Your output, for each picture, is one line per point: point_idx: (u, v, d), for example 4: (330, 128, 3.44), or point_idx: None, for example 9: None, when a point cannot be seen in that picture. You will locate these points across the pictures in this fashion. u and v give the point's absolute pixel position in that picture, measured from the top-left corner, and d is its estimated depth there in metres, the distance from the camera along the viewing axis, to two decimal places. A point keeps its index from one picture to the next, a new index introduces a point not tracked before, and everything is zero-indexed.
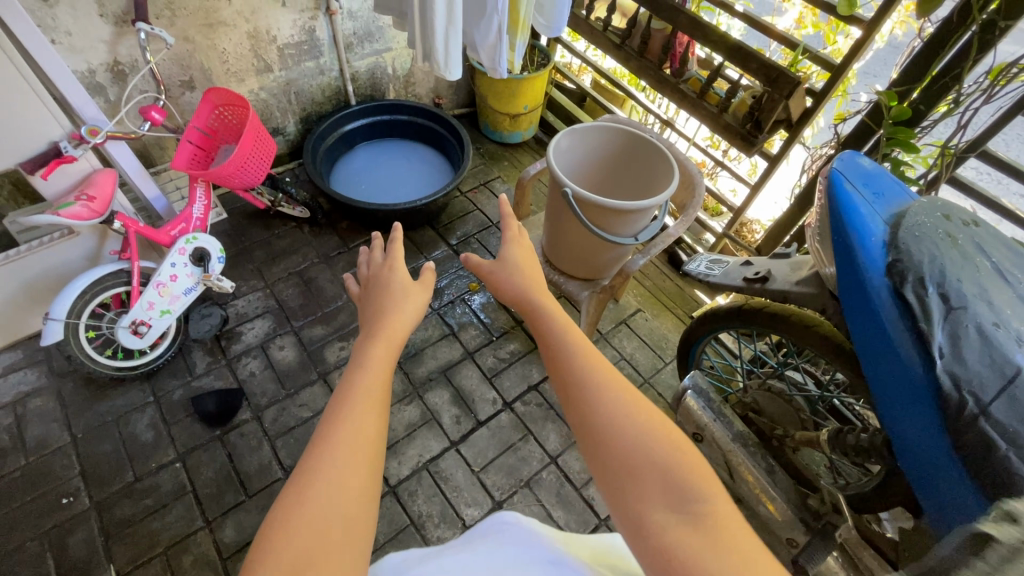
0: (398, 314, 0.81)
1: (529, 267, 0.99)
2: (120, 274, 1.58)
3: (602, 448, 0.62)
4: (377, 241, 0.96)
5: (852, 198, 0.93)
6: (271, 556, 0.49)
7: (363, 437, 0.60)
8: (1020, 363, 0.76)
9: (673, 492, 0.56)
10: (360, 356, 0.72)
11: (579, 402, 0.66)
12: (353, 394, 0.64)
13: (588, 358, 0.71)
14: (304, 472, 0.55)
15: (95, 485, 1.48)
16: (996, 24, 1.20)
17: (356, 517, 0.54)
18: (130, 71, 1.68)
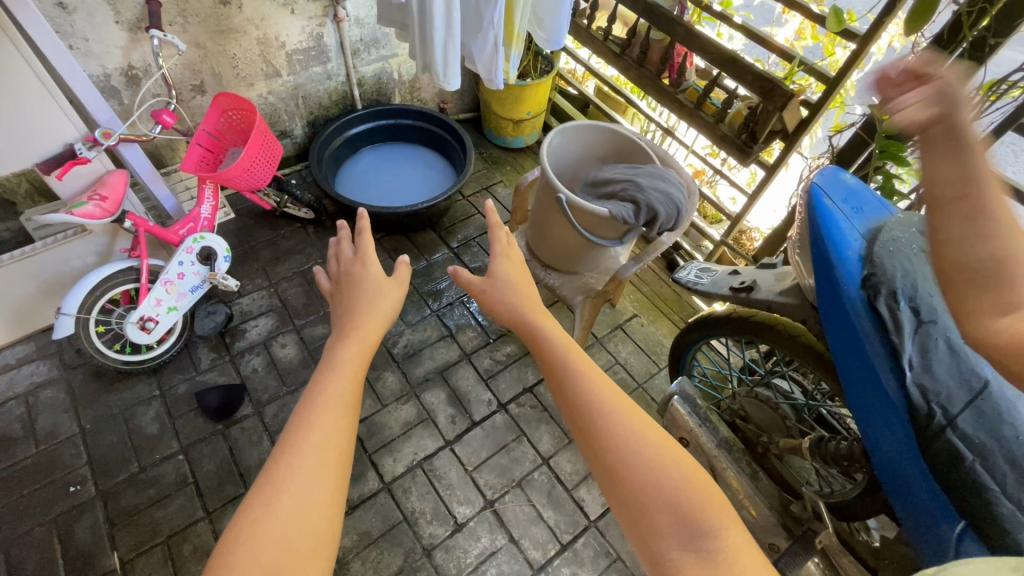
0: (372, 318, 0.85)
1: (523, 287, 1.00)
2: (130, 271, 1.64)
3: (620, 484, 0.65)
4: (343, 233, 1.00)
5: (831, 212, 0.95)
6: (239, 568, 0.54)
7: (329, 449, 0.65)
8: (986, 376, 0.80)
9: (686, 528, 0.60)
10: (329, 363, 0.76)
11: (592, 437, 0.70)
12: (320, 404, 0.69)
13: (597, 391, 0.74)
14: (272, 487, 0.60)
15: (101, 474, 1.54)
16: (986, 41, 1.22)
17: (321, 530, 0.60)
18: (143, 76, 1.74)
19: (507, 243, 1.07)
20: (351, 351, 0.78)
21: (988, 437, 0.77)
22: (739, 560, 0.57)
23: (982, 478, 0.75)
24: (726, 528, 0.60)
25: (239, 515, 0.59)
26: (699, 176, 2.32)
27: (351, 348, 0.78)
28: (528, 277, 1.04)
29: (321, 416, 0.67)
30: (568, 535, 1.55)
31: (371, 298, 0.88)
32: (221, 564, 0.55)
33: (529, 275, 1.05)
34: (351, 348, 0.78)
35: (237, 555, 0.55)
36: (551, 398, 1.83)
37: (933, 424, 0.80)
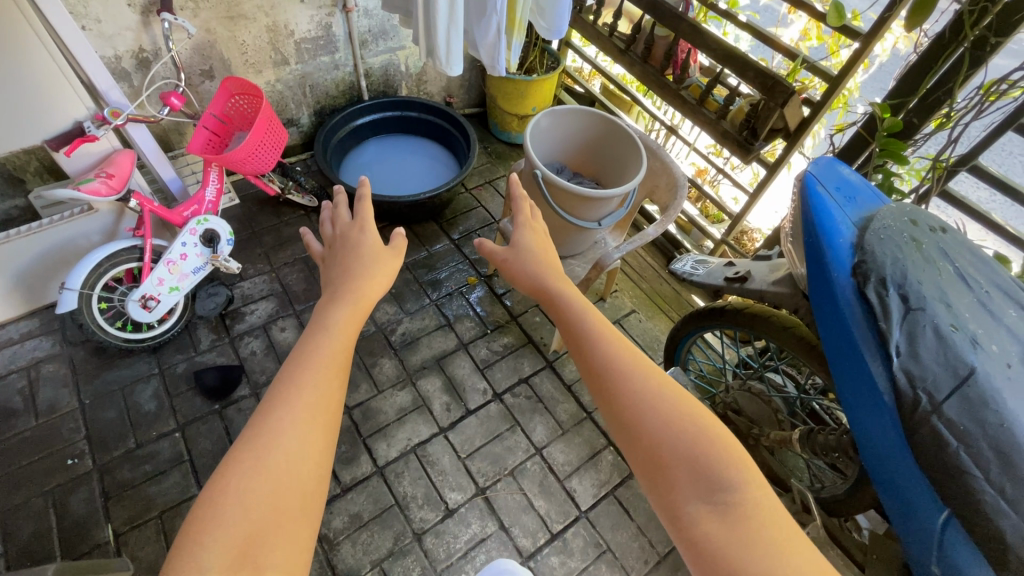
0: (370, 282, 0.86)
1: (540, 254, 1.00)
2: (134, 250, 1.67)
3: (637, 440, 0.66)
4: (341, 199, 1.03)
5: (824, 200, 0.96)
6: (225, 519, 0.54)
7: (323, 404, 0.66)
8: (973, 364, 0.78)
9: (704, 482, 0.61)
10: (322, 322, 0.76)
11: (610, 394, 0.70)
12: (315, 358, 0.70)
13: (616, 350, 0.74)
14: (262, 438, 0.60)
15: (99, 448, 1.56)
16: (987, 40, 1.22)
17: (311, 488, 0.60)
18: (153, 59, 1.77)
19: (526, 207, 1.07)
20: (344, 312, 0.78)
21: (973, 423, 0.77)
22: (757, 515, 0.59)
23: (963, 463, 0.76)
24: (741, 480, 0.61)
25: (224, 468, 0.58)
26: (702, 175, 2.34)
27: (344, 311, 0.79)
28: (545, 244, 1.05)
29: (312, 374, 0.68)
30: (559, 524, 1.56)
31: (367, 264, 0.89)
32: (207, 518, 0.54)
33: (546, 241, 1.07)
34: (343, 310, 0.79)
35: (222, 505, 0.55)
36: (546, 389, 1.83)
37: (919, 410, 0.80)
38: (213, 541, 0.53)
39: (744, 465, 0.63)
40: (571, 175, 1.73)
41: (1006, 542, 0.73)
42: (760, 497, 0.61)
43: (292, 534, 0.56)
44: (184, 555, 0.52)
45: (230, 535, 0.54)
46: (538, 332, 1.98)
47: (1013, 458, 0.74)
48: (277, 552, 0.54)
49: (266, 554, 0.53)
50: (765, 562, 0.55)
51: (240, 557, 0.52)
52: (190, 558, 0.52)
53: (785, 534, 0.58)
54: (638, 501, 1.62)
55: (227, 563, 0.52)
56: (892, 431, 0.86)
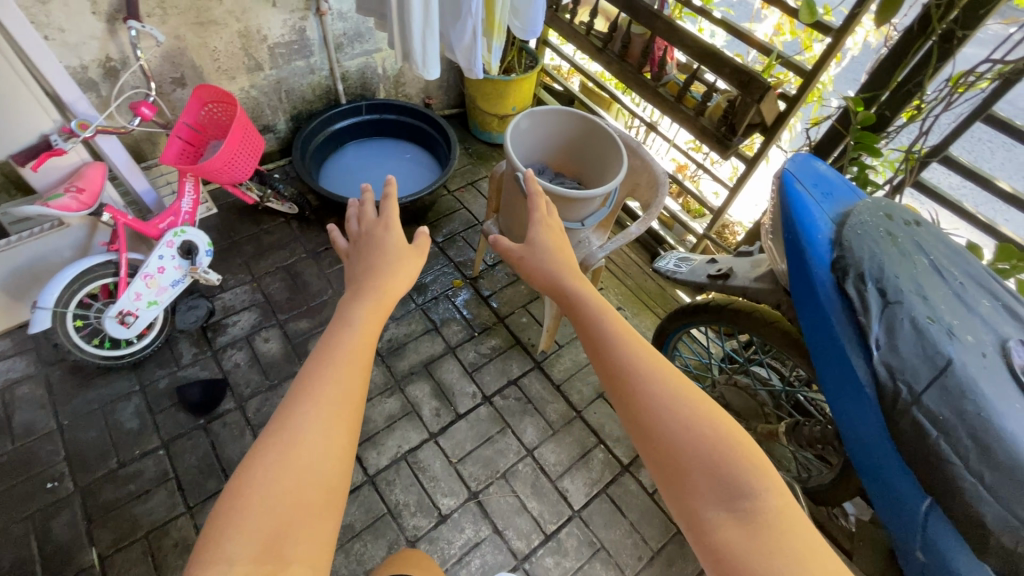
0: (390, 280, 0.85)
1: (558, 252, 1.00)
2: (109, 265, 1.63)
3: (654, 442, 0.67)
4: (368, 196, 1.01)
5: (802, 197, 0.97)
6: (252, 515, 0.55)
7: (347, 401, 0.66)
8: (949, 354, 0.80)
9: (722, 488, 0.62)
10: (346, 318, 0.76)
11: (627, 396, 0.70)
12: (339, 354, 0.70)
13: (632, 350, 0.74)
14: (287, 434, 0.60)
15: (79, 470, 1.52)
16: (954, 33, 1.24)
17: (335, 485, 0.60)
18: (121, 68, 1.72)
19: (543, 204, 1.08)
20: (367, 310, 0.78)
21: (952, 413, 0.78)
22: (777, 521, 0.60)
23: (943, 452, 0.78)
24: (762, 487, 0.62)
25: (250, 459, 0.59)
26: (682, 171, 2.36)
27: (368, 307, 0.78)
28: (561, 241, 1.05)
29: (336, 371, 0.67)
30: (552, 525, 1.56)
31: (390, 261, 0.89)
32: (234, 509, 0.55)
33: (562, 236, 1.07)
34: (366, 306, 0.79)
35: (249, 501, 0.56)
36: (536, 390, 1.83)
37: (899, 401, 0.81)
38: (239, 533, 0.53)
39: (763, 470, 0.64)
40: (553, 175, 1.73)
41: (987, 526, 0.76)
42: (779, 504, 0.61)
43: (316, 529, 0.56)
44: (210, 545, 0.53)
45: (256, 526, 0.54)
46: (525, 333, 1.98)
47: (990, 446, 0.76)
48: (302, 546, 0.55)
49: (292, 549, 0.54)
50: (783, 567, 0.56)
51: (265, 555, 0.53)
52: (216, 549, 0.52)
53: (805, 540, 0.59)
54: (630, 498, 1.63)
55: (253, 555, 0.52)
56: (874, 423, 0.87)
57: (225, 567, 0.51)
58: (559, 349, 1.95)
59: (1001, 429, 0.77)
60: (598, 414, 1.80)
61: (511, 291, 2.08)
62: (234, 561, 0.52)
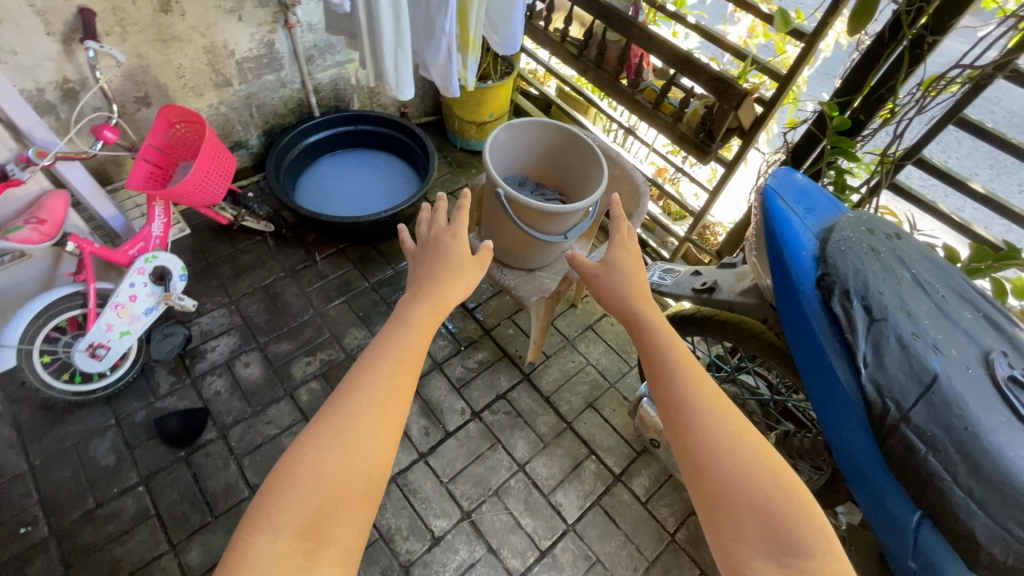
0: (449, 288, 0.89)
1: (633, 273, 0.98)
2: (76, 296, 1.56)
3: (711, 489, 0.68)
4: (441, 204, 1.03)
5: (785, 214, 0.97)
6: (302, 489, 0.62)
7: (395, 401, 0.72)
8: (935, 370, 0.81)
9: (774, 541, 0.64)
10: (403, 319, 0.82)
11: (690, 443, 0.72)
12: (393, 356, 0.76)
13: (701, 396, 0.75)
14: (338, 423, 0.67)
15: (54, 512, 1.46)
16: (924, 39, 1.26)
17: (375, 478, 0.66)
18: (80, 89, 1.65)
19: (624, 227, 1.03)
20: (422, 314, 0.83)
21: (940, 429, 0.79)
22: None
23: (934, 468, 0.78)
24: (813, 545, 0.63)
25: (305, 440, 0.66)
26: (662, 174, 2.36)
27: (422, 313, 0.83)
28: (637, 261, 1.01)
29: (388, 371, 0.73)
30: (547, 540, 1.55)
31: (452, 274, 0.91)
32: (286, 484, 0.62)
33: (641, 261, 1.02)
34: (420, 314, 0.83)
35: (299, 476, 0.63)
36: (525, 403, 1.82)
37: (888, 418, 0.81)
38: (287, 507, 0.61)
39: (814, 526, 0.65)
40: (533, 187, 1.71)
41: (977, 540, 0.76)
42: (826, 562, 0.63)
43: (356, 516, 0.63)
44: (267, 512, 0.60)
45: (303, 504, 0.61)
46: (513, 345, 1.96)
47: (979, 461, 0.77)
48: (342, 531, 0.61)
49: (334, 530, 0.60)
50: None
51: (309, 531, 0.60)
52: (270, 515, 0.60)
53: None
54: (623, 509, 1.63)
55: (296, 530, 0.59)
56: (864, 438, 0.88)
57: (273, 536, 0.59)
58: (546, 359, 1.93)
59: (988, 443, 0.77)
60: (588, 424, 1.79)
61: (496, 302, 2.06)
62: (280, 533, 0.59)
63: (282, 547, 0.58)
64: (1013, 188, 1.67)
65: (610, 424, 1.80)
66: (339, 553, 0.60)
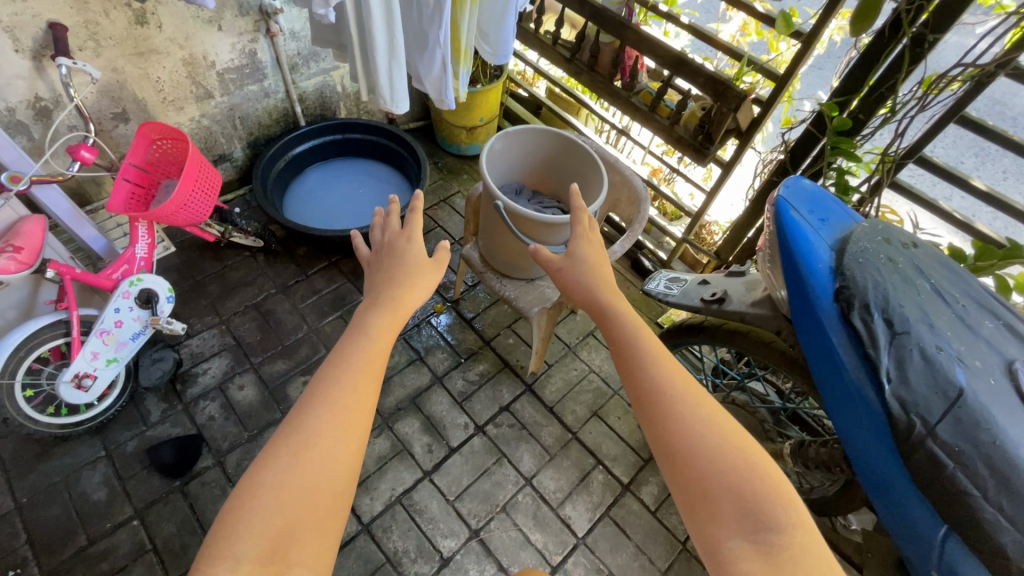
0: (407, 291, 0.85)
1: (597, 261, 0.94)
2: (59, 325, 1.49)
3: (681, 469, 0.64)
4: (394, 207, 1.00)
5: (799, 224, 0.97)
6: (261, 512, 0.58)
7: (359, 409, 0.68)
8: (961, 384, 0.80)
9: (748, 519, 0.59)
10: (362, 325, 0.78)
11: (657, 421, 0.67)
12: (356, 362, 0.72)
13: (667, 374, 0.70)
14: (299, 437, 0.63)
15: (45, 552, 1.40)
16: (924, 37, 1.24)
17: (341, 491, 0.63)
18: (54, 107, 1.58)
19: (584, 218, 1.01)
20: (383, 318, 0.79)
21: (968, 444, 0.77)
22: (803, 558, 0.57)
23: (962, 484, 0.77)
24: (792, 524, 0.59)
25: (263, 460, 0.62)
26: (656, 174, 2.33)
27: (384, 318, 0.79)
28: (601, 253, 0.98)
29: (349, 378, 0.70)
30: (558, 555, 1.52)
31: (409, 271, 0.88)
32: (244, 509, 0.58)
33: (604, 252, 0.99)
34: (383, 316, 0.80)
35: (260, 499, 0.59)
36: (529, 415, 1.79)
37: (914, 434, 0.80)
38: (248, 533, 0.57)
39: (790, 501, 0.61)
40: (531, 194, 1.68)
41: (1009, 556, 0.75)
42: (804, 540, 0.59)
43: (319, 533, 0.59)
44: (224, 538, 0.56)
45: (265, 527, 0.57)
46: (513, 355, 1.93)
47: (1009, 476, 0.75)
48: (305, 550, 0.57)
49: (297, 552, 0.57)
50: None
51: (271, 555, 0.56)
52: (228, 542, 0.56)
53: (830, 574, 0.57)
54: (633, 519, 1.61)
55: (258, 555, 0.55)
56: (888, 455, 0.86)
57: (233, 564, 0.55)
58: (548, 368, 1.90)
59: (1016, 457, 0.76)
60: (594, 434, 1.76)
61: (495, 312, 2.03)
62: (240, 559, 0.55)
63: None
64: (998, 176, 1.72)
65: (615, 432, 1.77)
66: (303, 573, 0.56)
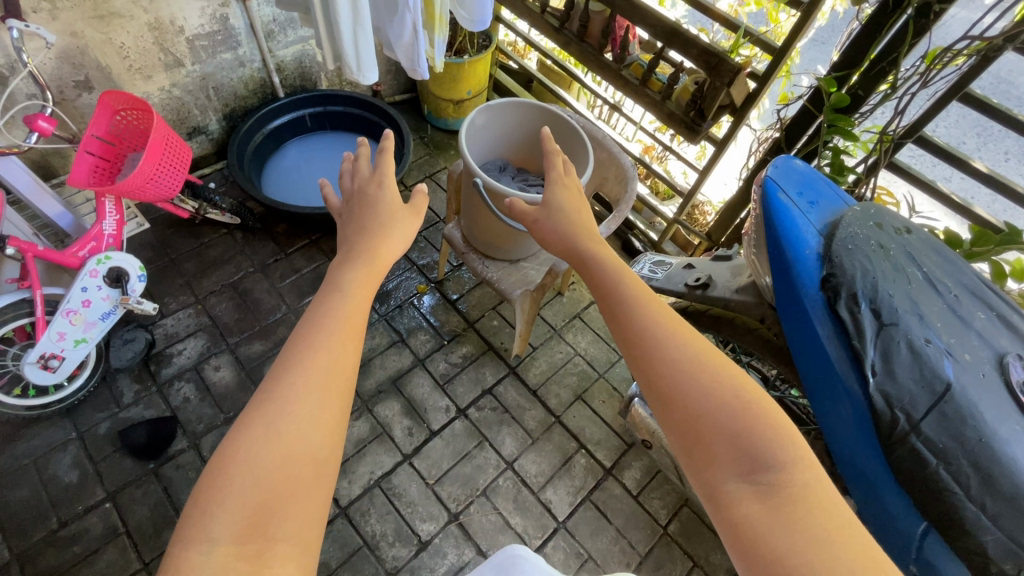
0: (383, 244, 0.81)
1: (579, 213, 0.92)
2: (22, 304, 1.43)
3: (675, 411, 0.64)
4: (363, 150, 0.93)
5: (788, 207, 0.92)
6: (236, 491, 0.54)
7: (339, 369, 0.64)
8: (948, 379, 0.76)
9: (745, 459, 0.60)
10: (336, 286, 0.73)
11: (647, 364, 0.67)
12: (330, 323, 0.67)
13: (656, 320, 0.70)
14: (274, 407, 0.59)
15: (14, 535, 1.38)
16: (931, 7, 1.16)
17: (324, 457, 0.59)
18: (9, 74, 1.49)
19: (558, 161, 0.97)
20: (358, 276, 0.75)
21: (952, 441, 0.74)
22: (804, 496, 0.57)
23: (945, 482, 0.74)
24: (789, 459, 0.59)
25: (233, 436, 0.57)
26: (649, 152, 2.25)
27: (359, 276, 0.75)
28: (581, 201, 0.96)
29: (324, 340, 0.65)
30: (537, 539, 1.51)
31: (384, 224, 0.84)
32: (218, 487, 0.54)
33: (583, 199, 0.97)
34: (356, 274, 0.75)
35: (232, 477, 0.54)
36: (512, 398, 1.76)
37: (897, 430, 0.77)
38: (222, 513, 0.52)
39: (787, 437, 0.61)
40: (514, 171, 1.61)
41: (987, 555, 0.72)
42: (808, 477, 0.59)
43: (304, 504, 0.55)
44: (198, 519, 0.52)
45: (243, 506, 0.53)
46: (497, 337, 1.89)
47: (993, 473, 0.73)
48: (290, 524, 0.53)
49: (280, 524, 0.53)
50: (813, 549, 0.53)
51: (252, 530, 0.52)
52: (200, 525, 0.52)
53: (838, 514, 0.57)
54: (614, 504, 1.59)
55: (236, 534, 0.51)
56: (870, 452, 0.82)
57: (208, 546, 0.50)
58: (533, 351, 1.87)
59: (1002, 454, 0.73)
60: (577, 417, 1.74)
61: (479, 293, 1.98)
62: (217, 541, 0.51)
63: (221, 557, 0.50)
64: (999, 157, 1.66)
65: (599, 416, 1.75)
66: (290, 548, 0.52)
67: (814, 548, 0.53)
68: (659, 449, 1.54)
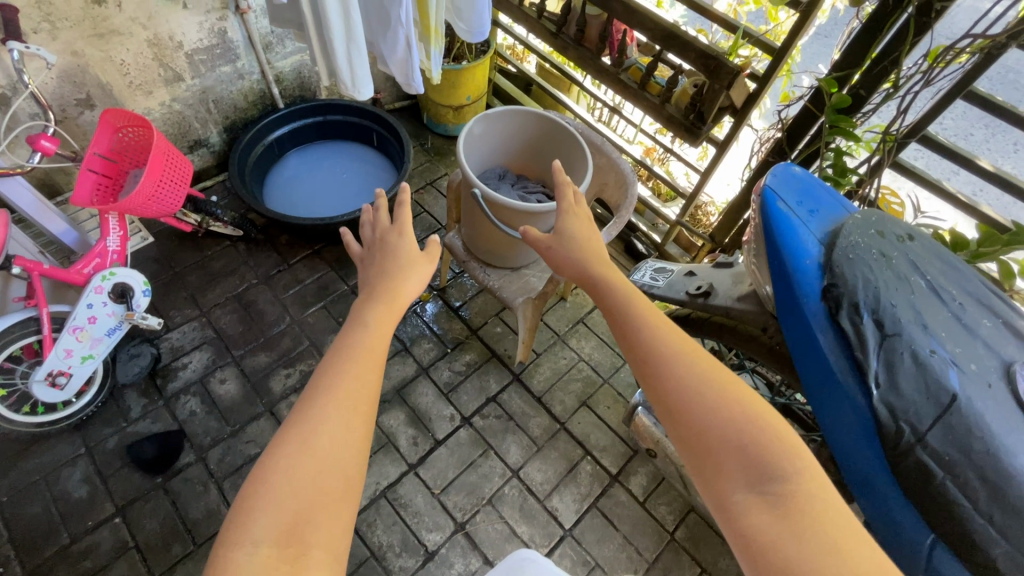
0: (401, 283, 0.81)
1: (589, 237, 0.92)
2: (30, 322, 1.45)
3: (683, 426, 0.63)
4: (382, 201, 0.93)
5: (787, 217, 0.91)
6: (274, 501, 0.54)
7: (365, 389, 0.64)
8: (953, 390, 0.75)
9: (753, 471, 0.59)
10: (360, 318, 0.73)
11: (654, 380, 0.67)
12: (354, 350, 0.68)
13: (663, 337, 0.70)
14: (306, 424, 0.60)
15: (26, 550, 1.40)
16: (931, 6, 1.14)
17: (354, 472, 0.59)
18: (11, 94, 1.51)
19: (568, 190, 0.96)
20: (379, 311, 0.75)
21: (959, 453, 0.73)
22: (808, 505, 0.56)
23: (952, 495, 0.73)
24: (795, 470, 0.59)
25: (273, 447, 0.58)
26: (650, 155, 2.23)
27: (380, 307, 0.76)
28: (592, 227, 0.95)
29: (349, 364, 0.66)
30: (543, 548, 1.51)
31: (402, 266, 0.84)
32: (254, 498, 0.55)
33: (593, 224, 0.96)
34: (377, 307, 0.76)
35: (269, 484, 0.55)
36: (516, 405, 1.75)
37: (902, 442, 0.75)
38: (264, 516, 0.53)
39: (794, 449, 0.60)
40: (514, 177, 1.61)
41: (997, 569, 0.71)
42: (815, 488, 0.58)
43: (336, 518, 0.55)
44: (238, 525, 0.53)
45: (280, 511, 0.54)
46: (501, 344, 1.89)
47: (1001, 486, 0.71)
48: (323, 533, 0.54)
49: (315, 533, 0.53)
50: (818, 563, 0.52)
51: (289, 535, 0.53)
52: (242, 530, 0.53)
53: (847, 524, 0.55)
54: (621, 510, 1.58)
55: (275, 538, 0.52)
56: (875, 462, 0.81)
57: (252, 548, 0.52)
58: (537, 357, 1.86)
59: (1010, 466, 0.72)
60: (582, 424, 1.73)
61: (482, 300, 1.98)
62: (259, 543, 0.52)
63: (263, 558, 0.51)
64: (1007, 152, 1.64)
65: (605, 422, 1.74)
66: (323, 557, 0.53)
67: (822, 557, 0.52)
68: (664, 456, 1.53)
